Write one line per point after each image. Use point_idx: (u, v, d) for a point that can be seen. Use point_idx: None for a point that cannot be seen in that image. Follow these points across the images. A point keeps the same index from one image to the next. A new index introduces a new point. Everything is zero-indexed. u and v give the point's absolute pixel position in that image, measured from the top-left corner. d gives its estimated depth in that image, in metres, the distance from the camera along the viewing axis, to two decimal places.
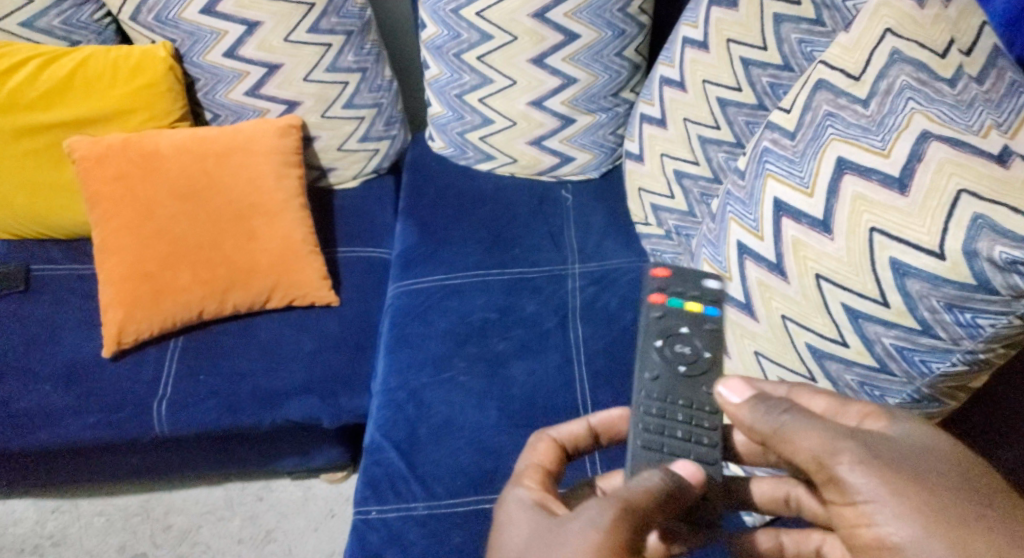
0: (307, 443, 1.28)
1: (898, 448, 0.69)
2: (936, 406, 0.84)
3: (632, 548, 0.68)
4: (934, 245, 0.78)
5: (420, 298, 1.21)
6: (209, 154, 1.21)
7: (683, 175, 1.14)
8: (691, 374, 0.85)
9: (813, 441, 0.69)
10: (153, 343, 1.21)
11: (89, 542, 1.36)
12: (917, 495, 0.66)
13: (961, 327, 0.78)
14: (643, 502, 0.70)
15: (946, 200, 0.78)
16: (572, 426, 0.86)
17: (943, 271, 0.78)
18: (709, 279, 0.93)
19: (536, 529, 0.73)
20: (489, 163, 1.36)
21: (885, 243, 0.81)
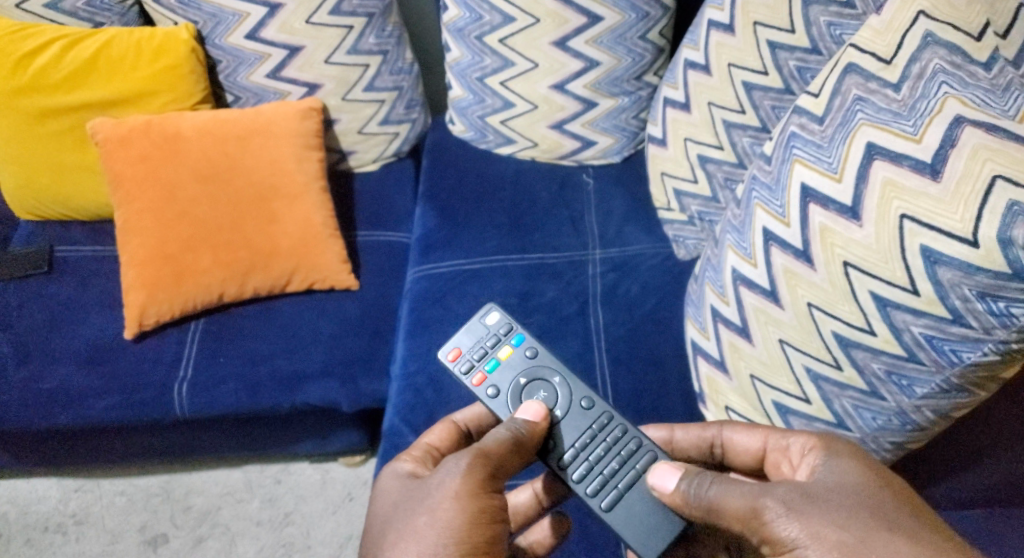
0: (325, 426, 1.29)
1: (822, 491, 0.73)
2: (966, 396, 0.81)
3: (487, 488, 0.77)
4: (967, 232, 0.76)
5: (439, 283, 1.20)
6: (230, 136, 1.20)
7: (707, 159, 1.12)
8: (566, 411, 0.86)
9: (740, 501, 0.74)
10: (174, 325, 1.21)
11: (112, 522, 1.38)
12: (838, 538, 0.69)
13: (994, 316, 0.76)
14: (495, 450, 0.79)
15: (980, 186, 0.76)
16: (441, 426, 0.90)
17: (976, 259, 0.76)
18: (494, 317, 0.93)
19: (403, 491, 0.81)
20: (510, 147, 1.35)
21: (916, 230, 0.79)
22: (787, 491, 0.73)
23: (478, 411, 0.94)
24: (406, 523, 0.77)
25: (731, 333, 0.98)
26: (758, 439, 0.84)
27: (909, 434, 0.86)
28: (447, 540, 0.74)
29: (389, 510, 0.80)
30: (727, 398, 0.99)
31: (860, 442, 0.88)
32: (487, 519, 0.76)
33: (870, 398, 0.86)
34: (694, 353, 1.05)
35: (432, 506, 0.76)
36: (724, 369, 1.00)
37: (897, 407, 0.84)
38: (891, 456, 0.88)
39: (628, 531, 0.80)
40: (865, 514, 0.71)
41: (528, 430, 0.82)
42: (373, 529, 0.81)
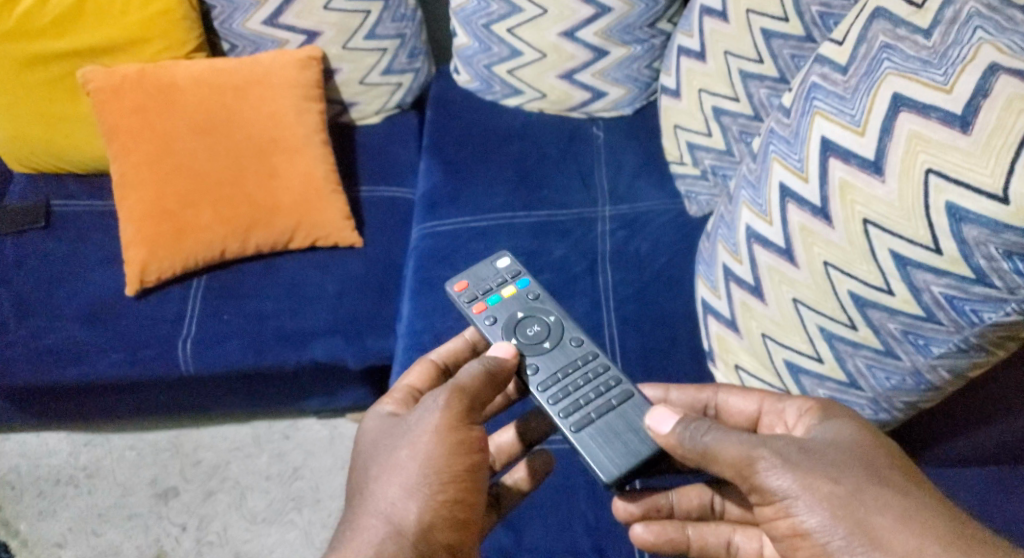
0: (332, 383, 1.27)
1: (819, 446, 0.72)
2: (984, 356, 0.77)
3: (465, 420, 0.78)
4: (998, 188, 0.71)
5: (445, 240, 1.17)
6: (227, 87, 1.17)
7: (721, 112, 1.07)
8: (556, 344, 0.88)
9: (736, 450, 0.72)
10: (177, 282, 1.19)
11: (122, 476, 1.38)
12: (829, 490, 0.69)
13: (1020, 276, 0.72)
14: (470, 384, 0.79)
15: (1014, 139, 0.71)
16: (420, 366, 0.89)
17: (1005, 217, 0.71)
18: (502, 262, 0.96)
19: (383, 429, 0.81)
20: (517, 98, 1.30)
21: (942, 186, 0.74)
22: (785, 445, 0.72)
23: (456, 346, 0.92)
24: (387, 458, 0.78)
25: (743, 292, 0.94)
26: (753, 403, 0.83)
27: (922, 394, 0.82)
28: (429, 472, 0.76)
29: (370, 448, 0.81)
30: (737, 357, 0.96)
31: (873, 402, 0.84)
32: (465, 448, 0.77)
33: (885, 357, 0.82)
34: (704, 312, 1.01)
35: (412, 440, 0.77)
36: (735, 329, 0.96)
37: (913, 367, 0.80)
38: (904, 416, 0.85)
39: (592, 455, 0.79)
40: (857, 470, 0.70)
41: (500, 364, 0.83)
42: (355, 467, 0.82)
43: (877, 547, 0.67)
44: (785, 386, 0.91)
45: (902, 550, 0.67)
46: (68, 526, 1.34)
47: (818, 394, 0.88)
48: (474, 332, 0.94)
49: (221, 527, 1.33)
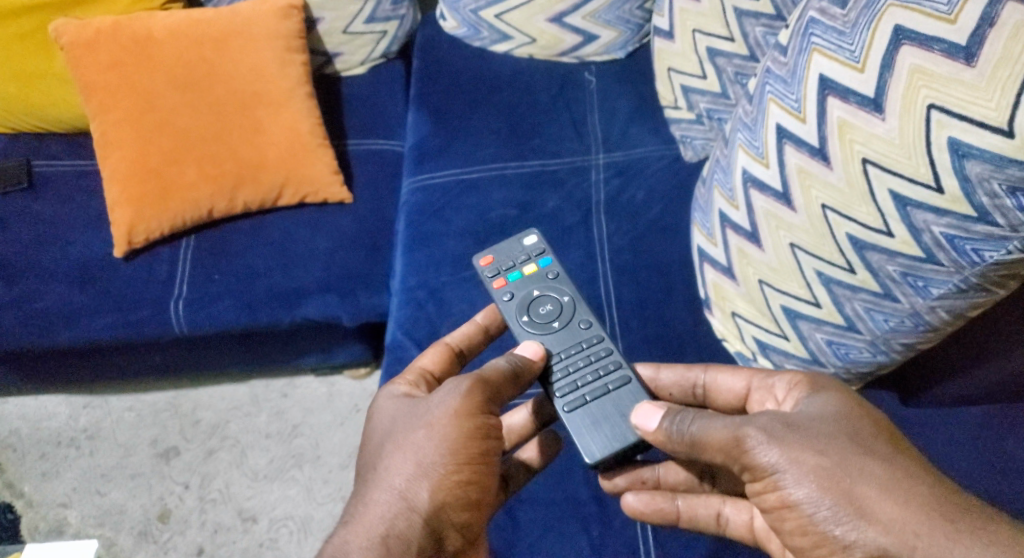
0: (327, 341, 1.26)
1: (805, 419, 0.72)
2: (983, 296, 0.76)
3: (485, 409, 0.77)
4: (1002, 122, 0.69)
5: (436, 193, 1.15)
6: (206, 40, 1.13)
7: (716, 53, 1.04)
8: (565, 325, 0.87)
9: (725, 432, 0.72)
10: (165, 243, 1.17)
11: (121, 437, 1.38)
12: (816, 464, 0.69)
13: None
14: (493, 376, 0.78)
15: (1020, 70, 0.68)
16: (436, 349, 0.88)
17: (1010, 151, 0.68)
18: (528, 239, 0.94)
19: (400, 409, 0.80)
20: (507, 44, 1.26)
21: (945, 122, 0.72)
22: (769, 421, 0.71)
23: (469, 330, 0.92)
24: (402, 438, 0.77)
25: (739, 237, 0.92)
26: (741, 380, 0.83)
27: (921, 335, 0.81)
28: (444, 453, 0.75)
29: (385, 426, 0.80)
30: (734, 303, 0.95)
31: (871, 344, 0.84)
32: (482, 434, 0.76)
33: (883, 300, 0.80)
34: (700, 260, 1.00)
35: (429, 422, 0.76)
36: (732, 276, 0.94)
37: (912, 309, 0.79)
38: (903, 357, 0.84)
39: (580, 437, 0.80)
40: (844, 442, 0.69)
41: (526, 364, 0.82)
42: (369, 445, 0.81)
43: (862, 517, 0.67)
44: (782, 331, 0.90)
45: (887, 519, 0.66)
46: (71, 486, 1.34)
47: (816, 338, 0.87)
48: (487, 315, 0.93)
49: (223, 485, 1.33)
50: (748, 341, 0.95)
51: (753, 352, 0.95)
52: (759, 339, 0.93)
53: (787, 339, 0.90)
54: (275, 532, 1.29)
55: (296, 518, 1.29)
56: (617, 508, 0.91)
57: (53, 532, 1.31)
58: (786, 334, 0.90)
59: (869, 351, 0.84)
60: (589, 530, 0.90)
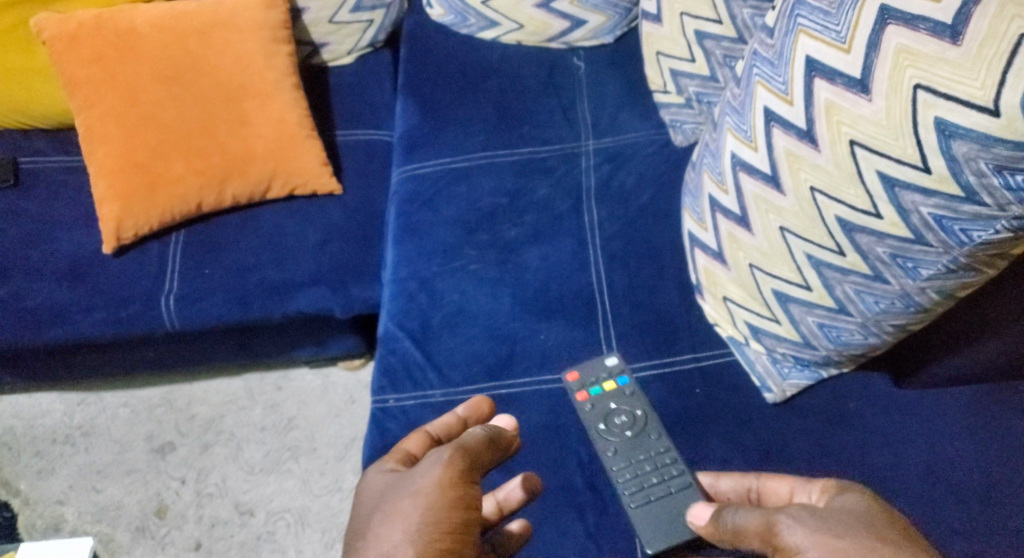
0: (321, 333, 1.25)
1: (832, 511, 0.73)
2: (973, 275, 0.76)
3: (468, 480, 0.75)
4: (988, 101, 0.68)
5: (426, 183, 1.14)
6: (190, 32, 1.12)
7: (704, 36, 1.03)
8: (638, 435, 0.90)
9: (758, 518, 0.74)
10: (155, 238, 1.17)
11: (116, 434, 1.38)
12: (834, 546, 0.69)
13: (1011, 192, 0.69)
14: (473, 445, 0.78)
15: (1006, 47, 0.67)
16: (416, 434, 0.86)
17: (996, 130, 0.68)
18: (609, 357, 0.95)
19: (388, 483, 0.79)
20: (494, 31, 1.25)
21: (931, 102, 0.71)
22: (800, 510, 0.73)
23: (449, 421, 0.88)
24: (387, 509, 0.74)
25: (728, 222, 0.92)
26: (786, 486, 0.81)
27: (911, 317, 0.81)
28: (430, 520, 0.71)
29: (372, 502, 0.78)
30: (725, 289, 0.95)
31: (862, 327, 0.84)
32: (465, 504, 0.73)
33: (874, 282, 0.80)
34: (691, 245, 0.99)
35: (415, 490, 0.74)
36: (723, 261, 0.94)
37: (902, 290, 0.79)
38: (894, 338, 0.84)
39: (641, 529, 0.85)
40: (862, 530, 0.70)
41: (506, 435, 0.83)
42: (355, 521, 0.78)
43: None
44: (773, 315, 0.90)
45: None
46: (68, 483, 1.34)
47: (808, 322, 0.87)
48: (468, 408, 0.90)
49: (220, 479, 1.33)
50: (739, 325, 0.95)
51: (745, 336, 0.95)
52: (750, 324, 0.93)
53: (779, 324, 0.90)
54: (272, 525, 1.28)
55: (293, 511, 1.29)
56: (612, 494, 0.91)
57: (51, 529, 1.30)
58: (778, 319, 0.90)
59: (861, 333, 0.84)
60: (585, 517, 0.89)
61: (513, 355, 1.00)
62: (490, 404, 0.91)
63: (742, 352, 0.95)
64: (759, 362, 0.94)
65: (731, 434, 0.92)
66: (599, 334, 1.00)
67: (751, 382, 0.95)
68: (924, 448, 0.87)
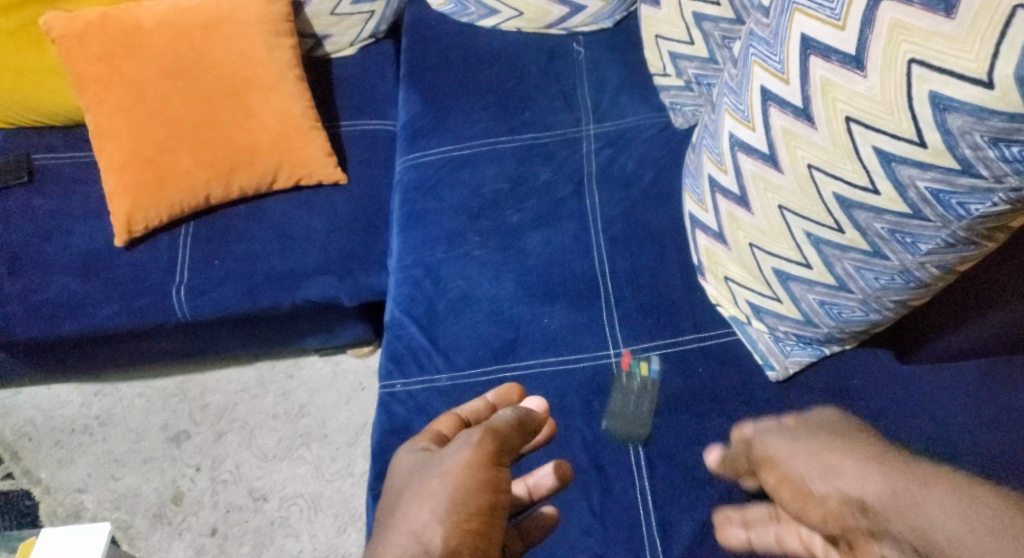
0: (330, 321, 1.27)
1: (807, 423, 0.84)
2: (972, 249, 0.77)
3: (497, 461, 0.76)
4: (982, 73, 0.69)
5: (429, 171, 1.16)
6: (194, 27, 1.14)
7: (702, 18, 1.04)
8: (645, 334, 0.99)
9: (748, 435, 0.86)
10: (164, 231, 1.19)
11: (133, 423, 1.40)
12: (802, 444, 0.81)
13: (1007, 163, 0.71)
14: (503, 427, 0.79)
15: (999, 19, 0.67)
16: (446, 418, 0.86)
17: (991, 102, 0.69)
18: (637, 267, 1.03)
19: (419, 462, 0.80)
20: (495, 18, 1.26)
21: (926, 76, 0.72)
22: (778, 424, 0.85)
23: (478, 405, 0.88)
24: (417, 489, 0.76)
25: (728, 202, 0.93)
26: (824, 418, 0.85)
27: (911, 291, 0.82)
28: (458, 501, 0.73)
29: (404, 480, 0.80)
30: (726, 268, 0.96)
31: (862, 303, 0.85)
32: (493, 486, 0.74)
33: (873, 258, 0.81)
34: (692, 226, 1.00)
35: (444, 470, 0.75)
36: (723, 241, 0.95)
37: (901, 265, 0.80)
38: (894, 314, 0.86)
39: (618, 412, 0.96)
40: (827, 432, 0.82)
41: (533, 417, 0.84)
42: (388, 501, 0.79)
43: (836, 476, 0.77)
44: (774, 293, 0.91)
45: (857, 476, 0.76)
46: (86, 472, 1.37)
47: (809, 299, 0.88)
48: (497, 394, 0.90)
49: (234, 466, 1.35)
50: (741, 304, 0.96)
51: (747, 315, 0.96)
52: (752, 303, 0.94)
53: (780, 302, 0.91)
54: (286, 510, 1.31)
55: (306, 496, 1.31)
56: (616, 474, 0.92)
57: (70, 517, 1.33)
58: (779, 297, 0.91)
59: (861, 309, 0.86)
60: (590, 494, 0.91)
61: (517, 338, 1.01)
62: (518, 391, 0.92)
63: (745, 331, 0.97)
64: (761, 340, 0.95)
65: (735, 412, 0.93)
66: (600, 316, 1.01)
67: (754, 360, 0.96)
68: (926, 424, 0.89)
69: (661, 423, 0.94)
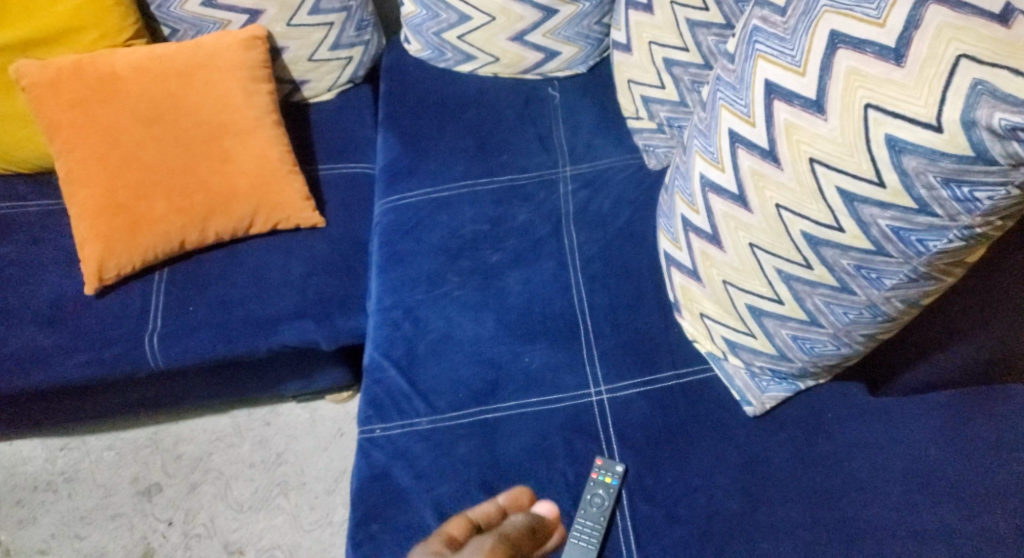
0: (308, 366, 1.26)
1: None
2: (933, 283, 0.80)
3: None
4: (932, 117, 0.72)
5: (408, 214, 1.16)
6: (170, 73, 1.14)
7: (673, 63, 1.07)
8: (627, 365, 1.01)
9: None
10: (137, 277, 1.17)
11: (101, 477, 1.36)
12: None
13: (959, 202, 0.73)
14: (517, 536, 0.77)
15: (944, 68, 0.72)
16: (455, 520, 0.82)
17: (941, 145, 0.72)
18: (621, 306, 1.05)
19: None
20: (471, 64, 1.29)
21: (882, 120, 0.75)
22: None
23: (489, 507, 0.86)
24: None
25: (701, 241, 0.95)
26: None
27: (879, 325, 0.84)
28: None
29: None
30: (701, 305, 0.98)
31: (834, 337, 0.87)
32: None
33: (841, 293, 0.83)
34: (667, 264, 1.02)
35: None
36: (697, 278, 0.97)
37: (868, 300, 0.82)
38: (864, 346, 0.88)
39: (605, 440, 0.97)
40: None
41: (540, 522, 0.83)
42: None
43: None
44: (748, 329, 0.93)
45: None
46: (50, 531, 1.32)
47: (782, 333, 0.90)
48: (509, 497, 0.88)
49: (208, 519, 1.32)
50: (717, 340, 0.98)
51: (723, 351, 0.98)
52: (727, 338, 0.96)
53: (754, 337, 0.93)
54: None
55: (284, 547, 1.29)
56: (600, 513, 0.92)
57: None
58: (753, 332, 0.93)
59: (834, 343, 0.88)
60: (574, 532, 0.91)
61: (501, 379, 1.01)
62: (530, 495, 0.90)
63: (721, 366, 0.98)
64: (738, 376, 0.96)
65: (714, 449, 0.94)
66: (582, 356, 1.02)
67: (731, 396, 0.97)
68: (901, 452, 0.90)
69: (644, 460, 0.95)
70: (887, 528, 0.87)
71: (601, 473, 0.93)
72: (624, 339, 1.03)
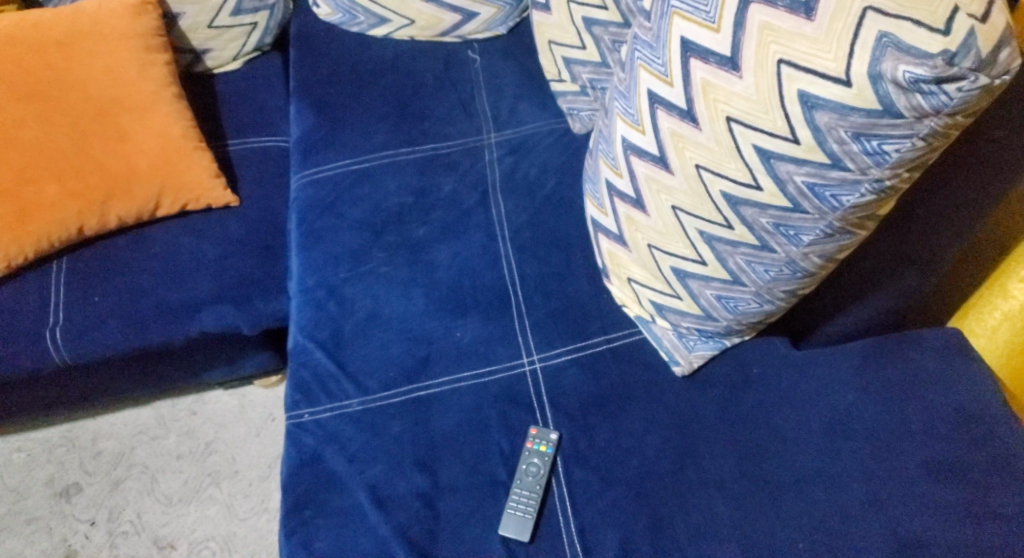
0: (232, 351, 1.20)
1: None
2: (848, 238, 0.79)
3: None
4: (841, 72, 0.70)
5: (327, 187, 1.11)
6: (50, 44, 1.07)
7: (592, 22, 1.03)
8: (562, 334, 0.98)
9: None
10: (32, 268, 1.09)
11: (12, 480, 1.28)
12: None
13: (869, 156, 0.72)
14: None
15: (852, 21, 0.70)
16: None
17: (850, 100, 0.70)
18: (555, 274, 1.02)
19: None
20: (385, 27, 1.23)
21: (793, 76, 0.73)
22: None
23: None
24: None
25: (625, 205, 0.92)
26: None
27: (800, 281, 0.84)
28: None
29: None
30: (628, 269, 0.96)
31: (756, 295, 0.86)
32: None
33: (762, 252, 0.82)
34: (594, 230, 0.99)
35: None
36: (623, 243, 0.95)
37: (788, 257, 0.81)
38: (787, 302, 0.87)
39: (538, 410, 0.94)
40: None
41: None
42: None
43: None
44: (675, 292, 0.92)
45: None
46: None
47: (707, 294, 0.89)
48: None
49: (134, 516, 1.25)
50: (644, 303, 0.96)
51: (651, 314, 0.96)
52: (654, 302, 0.94)
53: (681, 299, 0.92)
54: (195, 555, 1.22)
55: (218, 538, 1.23)
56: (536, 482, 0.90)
57: None
58: (679, 295, 0.91)
59: (760, 301, 0.87)
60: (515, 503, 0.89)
61: (432, 357, 0.98)
62: None
63: (649, 329, 0.96)
64: (666, 337, 0.95)
65: (654, 414, 0.92)
66: (515, 327, 0.99)
67: (659, 357, 0.96)
68: (837, 403, 0.90)
69: (584, 430, 0.92)
70: (824, 479, 0.86)
71: (536, 441, 0.91)
72: (558, 308, 1.00)
